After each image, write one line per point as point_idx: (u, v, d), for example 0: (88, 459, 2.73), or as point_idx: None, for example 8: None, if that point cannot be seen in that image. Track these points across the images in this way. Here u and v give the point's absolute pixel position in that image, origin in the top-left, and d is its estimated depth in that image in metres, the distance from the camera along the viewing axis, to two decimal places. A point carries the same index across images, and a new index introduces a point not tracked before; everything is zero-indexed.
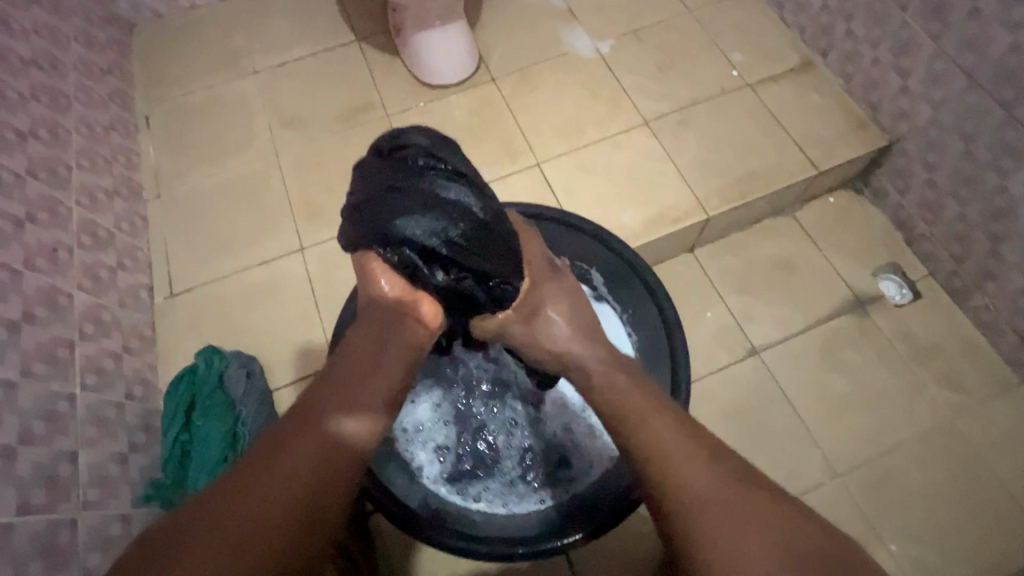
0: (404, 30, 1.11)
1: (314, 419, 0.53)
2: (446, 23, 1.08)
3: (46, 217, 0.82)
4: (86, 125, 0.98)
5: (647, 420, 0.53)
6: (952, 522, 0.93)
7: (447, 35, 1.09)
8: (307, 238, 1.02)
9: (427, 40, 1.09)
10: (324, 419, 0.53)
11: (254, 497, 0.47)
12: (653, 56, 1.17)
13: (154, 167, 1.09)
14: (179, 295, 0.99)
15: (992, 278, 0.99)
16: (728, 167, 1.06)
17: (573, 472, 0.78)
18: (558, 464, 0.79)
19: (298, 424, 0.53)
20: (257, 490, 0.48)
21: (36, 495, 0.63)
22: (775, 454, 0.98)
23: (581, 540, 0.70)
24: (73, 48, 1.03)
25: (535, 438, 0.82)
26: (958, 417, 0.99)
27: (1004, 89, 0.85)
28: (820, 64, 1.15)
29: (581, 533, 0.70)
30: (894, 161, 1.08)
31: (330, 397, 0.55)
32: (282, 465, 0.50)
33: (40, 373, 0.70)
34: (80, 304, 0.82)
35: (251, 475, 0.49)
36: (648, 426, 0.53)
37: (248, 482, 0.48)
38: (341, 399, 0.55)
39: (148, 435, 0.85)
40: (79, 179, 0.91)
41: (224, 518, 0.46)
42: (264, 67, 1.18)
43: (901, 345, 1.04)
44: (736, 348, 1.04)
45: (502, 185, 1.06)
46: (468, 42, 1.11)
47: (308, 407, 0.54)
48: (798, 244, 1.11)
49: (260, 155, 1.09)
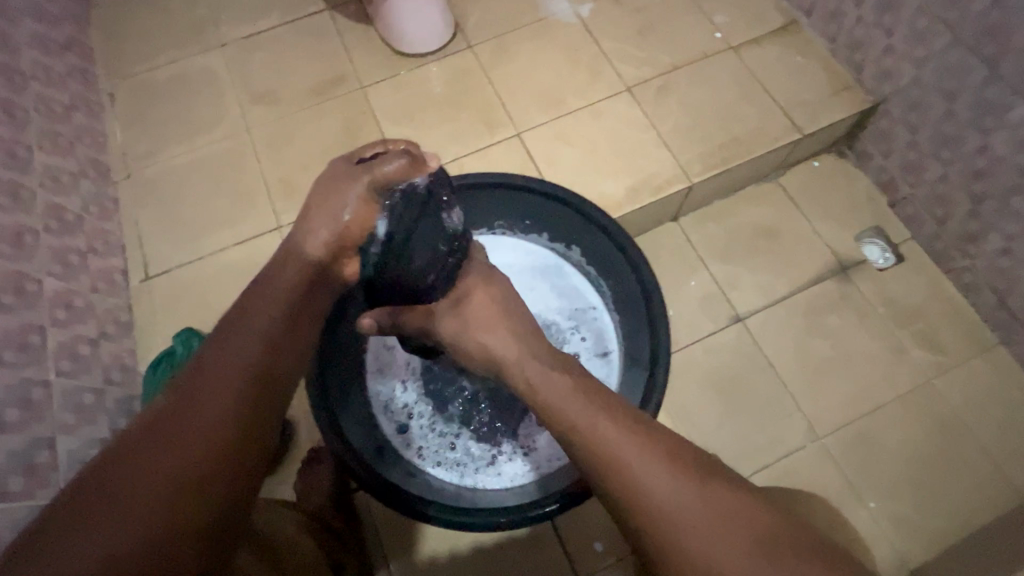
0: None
1: (232, 348, 0.50)
2: None
3: (8, 201, 0.79)
4: (45, 105, 0.94)
5: (628, 454, 0.50)
6: (930, 478, 0.96)
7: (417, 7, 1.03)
8: (283, 216, 1.00)
9: (420, 7, 1.03)
10: (240, 345, 0.51)
11: (176, 440, 0.43)
12: (635, 20, 1.14)
13: (122, 148, 1.05)
14: (155, 278, 0.97)
15: (972, 240, 0.99)
16: (711, 133, 1.04)
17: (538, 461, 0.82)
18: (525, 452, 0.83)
19: (207, 361, 0.49)
20: (187, 427, 0.44)
21: (11, 483, 0.62)
22: (758, 421, 0.99)
23: (549, 512, 0.74)
24: (26, 23, 0.98)
25: (503, 425, 0.85)
26: (936, 377, 1.01)
27: (987, 45, 0.83)
28: (805, 24, 1.12)
29: (548, 507, 0.74)
30: (878, 123, 1.07)
31: (243, 326, 0.53)
32: (204, 402, 0.46)
33: (11, 361, 0.69)
34: (49, 289, 0.80)
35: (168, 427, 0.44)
36: (585, 432, 0.53)
37: (171, 429, 0.44)
38: (256, 334, 0.52)
39: (129, 420, 0.85)
40: (41, 161, 0.88)
41: (153, 461, 0.42)
42: (232, 40, 1.13)
43: (883, 308, 1.05)
44: (720, 316, 1.05)
45: (481, 157, 1.03)
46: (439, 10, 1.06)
47: (232, 336, 0.52)
48: (780, 211, 1.11)
49: (231, 134, 1.06)
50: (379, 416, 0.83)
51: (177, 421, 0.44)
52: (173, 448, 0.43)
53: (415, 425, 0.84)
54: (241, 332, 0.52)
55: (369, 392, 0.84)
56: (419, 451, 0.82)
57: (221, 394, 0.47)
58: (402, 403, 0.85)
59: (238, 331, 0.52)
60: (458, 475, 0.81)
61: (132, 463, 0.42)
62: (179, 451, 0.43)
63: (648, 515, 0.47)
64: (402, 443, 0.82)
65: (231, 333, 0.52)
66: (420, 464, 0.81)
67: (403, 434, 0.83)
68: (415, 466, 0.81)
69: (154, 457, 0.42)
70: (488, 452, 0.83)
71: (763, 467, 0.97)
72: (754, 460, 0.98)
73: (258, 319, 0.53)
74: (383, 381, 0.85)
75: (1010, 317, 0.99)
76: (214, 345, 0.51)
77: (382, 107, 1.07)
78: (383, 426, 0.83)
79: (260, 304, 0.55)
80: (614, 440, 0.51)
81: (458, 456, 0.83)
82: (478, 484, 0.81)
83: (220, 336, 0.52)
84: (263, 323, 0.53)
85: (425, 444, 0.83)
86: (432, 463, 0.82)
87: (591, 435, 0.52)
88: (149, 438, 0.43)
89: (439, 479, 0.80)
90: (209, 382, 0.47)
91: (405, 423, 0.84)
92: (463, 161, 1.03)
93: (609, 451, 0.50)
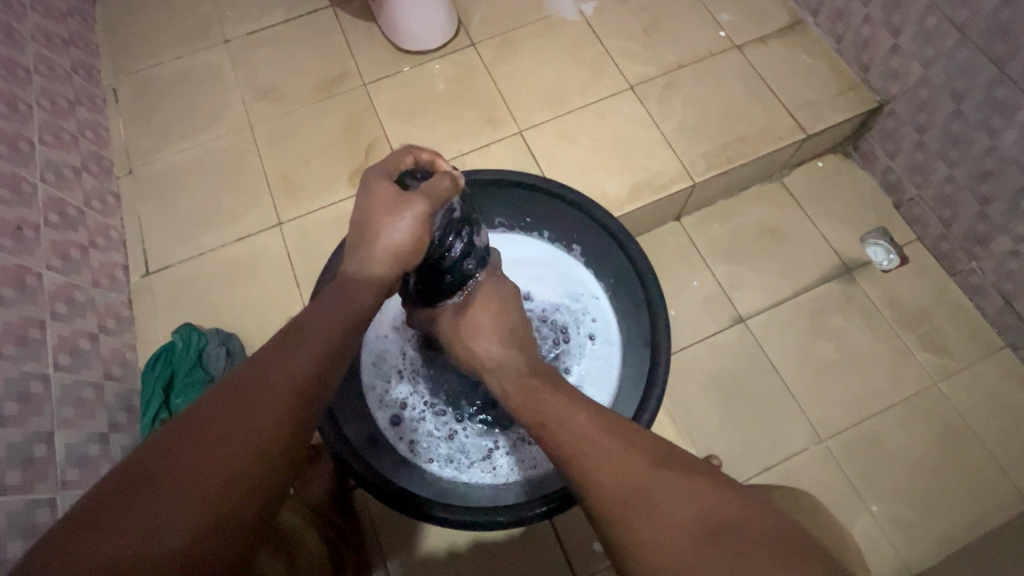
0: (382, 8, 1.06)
1: (289, 360, 0.50)
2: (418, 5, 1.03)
3: (9, 195, 0.79)
4: (48, 99, 0.94)
5: (598, 443, 0.51)
6: (934, 482, 0.95)
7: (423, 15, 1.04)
8: (285, 213, 1.00)
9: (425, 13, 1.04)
10: (296, 357, 0.50)
11: (221, 449, 0.42)
12: (639, 18, 1.13)
13: (125, 143, 1.06)
14: (156, 274, 0.97)
15: (979, 242, 0.98)
16: (716, 132, 1.04)
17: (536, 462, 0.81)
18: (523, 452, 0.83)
19: (262, 367, 0.49)
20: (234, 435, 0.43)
21: (9, 477, 0.62)
22: (760, 422, 0.98)
23: (544, 513, 0.72)
24: (31, 19, 0.98)
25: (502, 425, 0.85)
26: (941, 380, 1.00)
27: (996, 44, 0.82)
28: (811, 24, 1.11)
29: (544, 507, 0.72)
30: (884, 123, 1.06)
31: (303, 337, 0.52)
32: (254, 411, 0.45)
33: (10, 355, 0.69)
34: (50, 284, 0.80)
35: (213, 431, 0.43)
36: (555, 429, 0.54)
37: (216, 434, 0.43)
38: (313, 349, 0.51)
39: (128, 415, 0.84)
40: (43, 156, 0.88)
41: (194, 467, 0.41)
42: (235, 36, 1.13)
43: (887, 310, 1.04)
44: (723, 316, 1.04)
45: (484, 155, 1.03)
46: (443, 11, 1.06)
47: (288, 347, 0.51)
48: (784, 211, 1.10)
49: (233, 130, 1.06)
50: (376, 408, 0.83)
51: (225, 428, 0.43)
52: (216, 456, 0.42)
53: (413, 419, 0.84)
54: (298, 344, 0.51)
55: (367, 384, 0.85)
56: (414, 445, 0.82)
57: (271, 404, 0.46)
58: (401, 398, 0.85)
59: (295, 342, 0.51)
60: (452, 472, 0.81)
61: (171, 461, 0.41)
62: (222, 460, 0.42)
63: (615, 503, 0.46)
64: (397, 436, 0.82)
65: (290, 345, 0.51)
66: (414, 458, 0.81)
67: (399, 427, 0.83)
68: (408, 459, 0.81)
69: (195, 463, 0.41)
70: (486, 451, 0.83)
71: (765, 468, 0.96)
72: (756, 461, 0.97)
73: (316, 334, 0.53)
74: (383, 375, 0.86)
75: (1017, 319, 0.98)
76: (272, 351, 0.51)
77: (384, 103, 1.07)
78: (380, 418, 0.83)
79: (322, 322, 0.54)
80: (585, 430, 0.52)
81: (453, 453, 0.83)
82: (472, 481, 0.81)
83: (280, 343, 0.51)
84: (321, 339, 0.53)
85: (422, 439, 0.83)
86: (425, 457, 0.82)
87: (565, 431, 0.53)
88: (195, 438, 0.42)
89: (435, 474, 0.80)
90: (261, 389, 0.47)
91: (401, 417, 0.84)
92: (466, 159, 1.03)
93: (576, 445, 0.51)
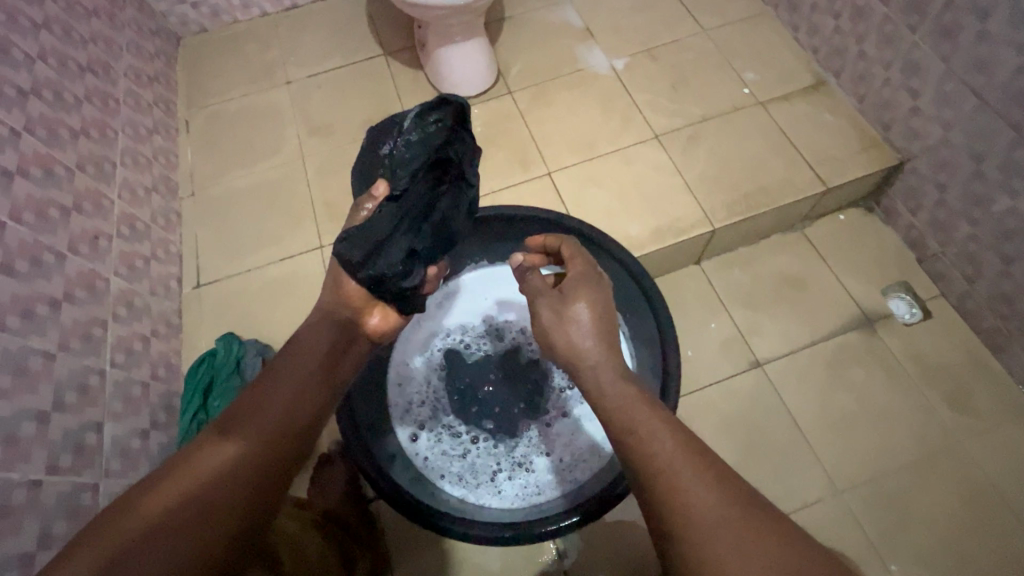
0: (430, 58, 1.17)
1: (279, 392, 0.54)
2: (463, 63, 1.15)
3: (90, 208, 0.89)
4: (132, 127, 1.07)
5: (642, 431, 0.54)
6: (960, 547, 0.91)
7: (466, 75, 1.16)
8: (326, 237, 1.08)
9: (467, 74, 1.16)
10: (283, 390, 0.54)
11: (225, 466, 0.45)
12: (668, 74, 1.20)
13: (191, 169, 1.17)
14: (205, 287, 1.05)
15: (1005, 301, 0.97)
16: (737, 182, 1.08)
17: (543, 487, 0.85)
18: (530, 475, 0.86)
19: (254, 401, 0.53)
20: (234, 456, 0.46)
21: (63, 459, 0.68)
22: (775, 469, 0.98)
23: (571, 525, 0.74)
24: (126, 58, 1.12)
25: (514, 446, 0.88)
26: (966, 440, 0.97)
27: (1013, 110, 0.85)
28: (834, 85, 1.16)
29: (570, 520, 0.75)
30: (906, 180, 1.08)
31: (288, 373, 0.57)
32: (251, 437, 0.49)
33: (76, 349, 0.76)
34: (114, 288, 0.88)
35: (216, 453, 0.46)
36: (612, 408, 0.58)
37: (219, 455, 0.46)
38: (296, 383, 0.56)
39: (168, 415, 0.90)
40: (122, 176, 0.99)
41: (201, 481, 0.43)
42: (297, 78, 1.26)
43: (910, 365, 1.03)
44: (740, 361, 1.05)
45: (514, 193, 1.10)
46: (483, 75, 1.18)
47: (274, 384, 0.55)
48: (805, 261, 1.12)
49: (287, 161, 1.16)
50: (396, 422, 0.88)
51: (227, 449, 0.47)
52: (223, 472, 0.45)
53: (428, 435, 0.88)
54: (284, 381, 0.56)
55: (389, 398, 0.90)
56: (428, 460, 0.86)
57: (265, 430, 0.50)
58: (419, 412, 0.89)
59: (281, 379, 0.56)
60: (463, 489, 0.84)
61: (177, 480, 0.43)
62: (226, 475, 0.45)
63: (689, 527, 0.46)
64: (414, 449, 0.87)
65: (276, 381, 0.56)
66: (428, 473, 0.85)
67: (416, 441, 0.87)
68: (422, 474, 0.84)
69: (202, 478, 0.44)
70: (497, 470, 0.86)
71: None
72: None
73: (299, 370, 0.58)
74: (404, 386, 0.91)
75: None
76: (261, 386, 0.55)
77: None
78: (400, 431, 0.88)
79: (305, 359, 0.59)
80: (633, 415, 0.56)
81: (466, 471, 0.86)
82: (482, 500, 0.83)
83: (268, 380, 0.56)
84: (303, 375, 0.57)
85: (437, 455, 0.87)
86: (439, 474, 0.85)
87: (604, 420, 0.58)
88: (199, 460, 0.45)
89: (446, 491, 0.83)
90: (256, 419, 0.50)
91: (418, 433, 0.88)
92: (497, 196, 1.10)
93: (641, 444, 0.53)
